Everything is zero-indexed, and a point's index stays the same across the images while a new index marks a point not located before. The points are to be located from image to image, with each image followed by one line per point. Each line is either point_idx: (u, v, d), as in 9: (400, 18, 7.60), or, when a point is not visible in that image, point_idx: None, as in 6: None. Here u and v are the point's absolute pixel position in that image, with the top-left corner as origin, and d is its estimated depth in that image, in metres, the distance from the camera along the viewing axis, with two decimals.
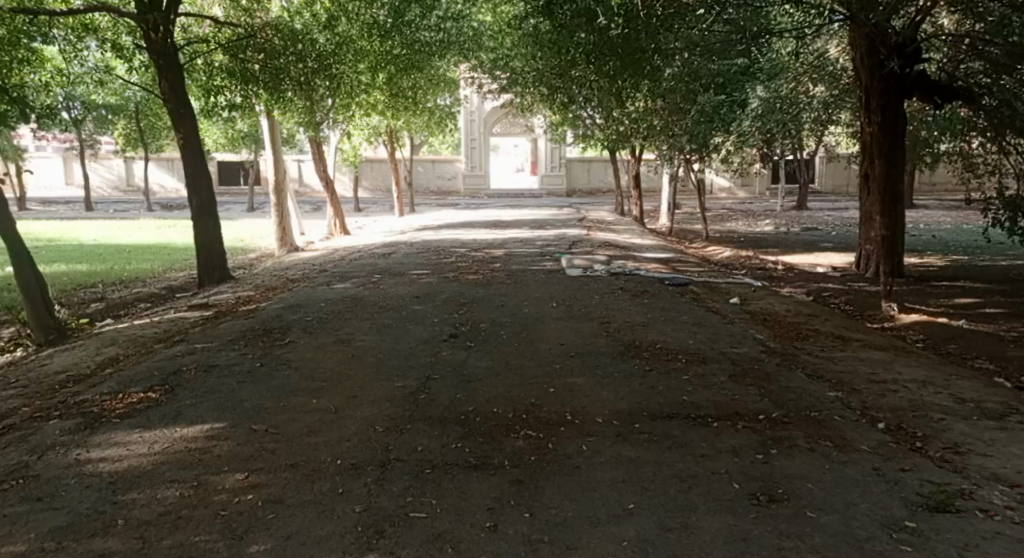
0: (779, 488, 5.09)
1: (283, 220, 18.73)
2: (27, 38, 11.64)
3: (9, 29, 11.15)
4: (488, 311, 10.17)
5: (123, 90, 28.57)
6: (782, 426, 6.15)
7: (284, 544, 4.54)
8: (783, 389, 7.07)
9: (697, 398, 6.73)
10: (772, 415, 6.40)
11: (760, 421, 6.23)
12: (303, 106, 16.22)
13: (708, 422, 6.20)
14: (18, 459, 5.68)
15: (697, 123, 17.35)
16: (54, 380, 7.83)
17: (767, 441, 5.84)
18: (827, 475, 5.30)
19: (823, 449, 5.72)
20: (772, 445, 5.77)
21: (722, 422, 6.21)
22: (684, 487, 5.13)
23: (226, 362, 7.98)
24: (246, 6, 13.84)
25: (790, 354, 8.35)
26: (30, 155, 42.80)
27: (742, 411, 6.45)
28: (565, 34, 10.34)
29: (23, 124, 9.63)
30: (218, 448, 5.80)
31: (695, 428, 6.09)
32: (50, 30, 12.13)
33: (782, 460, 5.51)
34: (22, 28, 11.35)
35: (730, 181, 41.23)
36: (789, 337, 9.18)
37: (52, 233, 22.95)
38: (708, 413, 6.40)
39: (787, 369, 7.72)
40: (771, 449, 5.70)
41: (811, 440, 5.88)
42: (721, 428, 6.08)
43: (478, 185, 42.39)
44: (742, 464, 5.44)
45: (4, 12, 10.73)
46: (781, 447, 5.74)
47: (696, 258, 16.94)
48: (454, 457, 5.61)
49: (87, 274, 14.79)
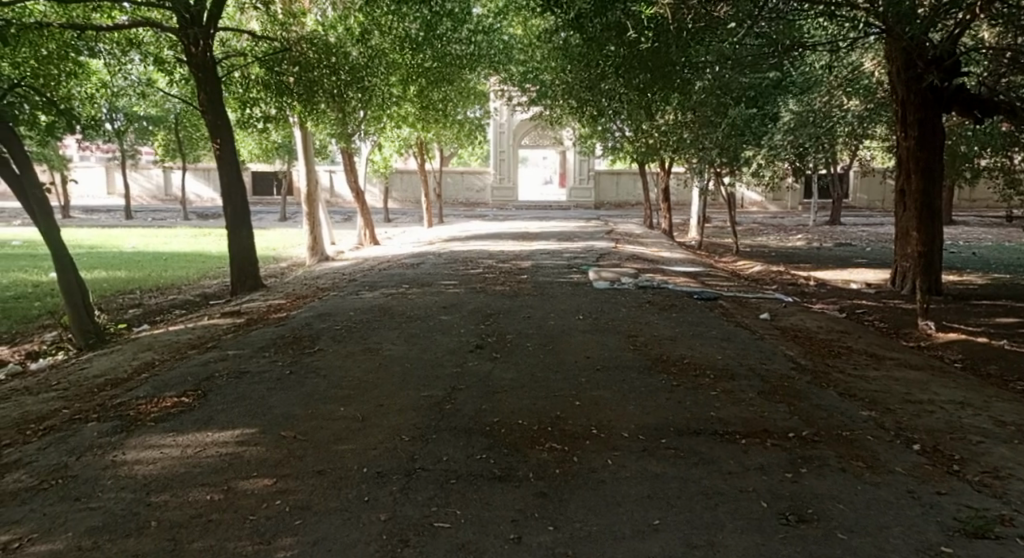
0: (810, 509, 5.07)
1: (314, 231, 18.92)
2: (75, 52, 11.92)
3: (58, 44, 11.40)
4: (514, 323, 10.23)
5: (162, 102, 29.21)
6: (813, 445, 6.13)
7: (311, 549, 4.63)
8: (813, 406, 7.04)
9: (726, 415, 6.72)
10: (803, 433, 6.38)
11: (790, 439, 6.22)
12: (335, 117, 16.36)
13: (737, 439, 6.20)
14: (58, 459, 5.83)
15: (729, 137, 17.32)
16: (92, 383, 8.02)
17: (798, 460, 5.83)
18: (859, 497, 5.26)
19: (856, 470, 5.68)
20: (802, 465, 5.75)
21: (750, 439, 6.20)
22: (712, 504, 5.14)
23: (257, 369, 8.13)
24: (282, 19, 13.79)
25: (821, 371, 8.28)
26: (74, 166, 43.91)
27: (771, 429, 6.43)
28: (595, 48, 10.52)
29: (69, 134, 9.89)
30: (248, 453, 5.92)
31: (724, 444, 6.09)
32: (95, 45, 12.41)
33: (812, 480, 5.48)
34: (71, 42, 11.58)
35: (762, 194, 41.17)
36: (821, 354, 9.12)
37: (95, 240, 23.62)
38: (736, 430, 6.40)
39: (819, 387, 7.67)
40: (801, 468, 5.68)
41: (842, 459, 5.86)
42: (750, 445, 6.07)
43: (507, 197, 42.70)
44: (771, 483, 5.43)
45: (52, 28, 11.00)
46: (811, 467, 5.71)
47: (726, 273, 16.87)
48: (478, 468, 5.67)
49: (127, 281, 15.10)
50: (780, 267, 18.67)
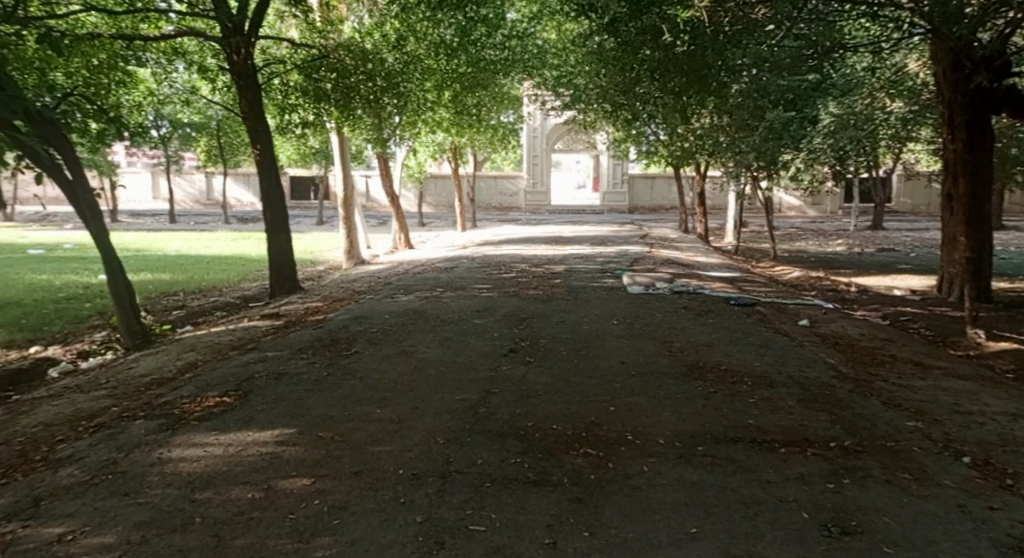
0: (854, 521, 5.00)
1: (350, 234, 19.14)
2: (124, 61, 12.23)
3: (108, 54, 11.72)
4: (549, 328, 10.25)
5: (204, 109, 29.81)
6: (856, 455, 6.06)
7: (349, 549, 4.70)
8: (856, 416, 6.96)
9: (765, 423, 6.67)
10: (845, 443, 6.31)
11: (831, 449, 6.16)
12: (370, 123, 16.40)
13: (776, 448, 6.15)
14: (107, 455, 5.99)
15: (766, 141, 17.30)
16: (138, 382, 8.22)
17: (839, 471, 5.76)
18: (905, 510, 5.18)
19: (902, 482, 5.59)
20: (844, 476, 5.68)
21: (790, 448, 6.15)
22: (751, 514, 5.11)
23: (296, 370, 8.26)
24: (321, 27, 14.37)
25: (865, 380, 8.18)
26: (120, 172, 44.93)
27: (812, 438, 6.37)
28: (630, 52, 10.41)
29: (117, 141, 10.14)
30: (287, 453, 6.02)
31: (763, 453, 6.06)
32: (143, 54, 12.73)
33: (855, 492, 5.42)
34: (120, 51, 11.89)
35: (802, 198, 40.74)
36: (864, 362, 9.00)
37: (140, 243, 24.15)
38: (775, 438, 6.35)
39: (862, 396, 7.58)
40: (844, 479, 5.61)
41: (887, 471, 5.77)
42: (790, 454, 6.03)
43: (541, 202, 42.76)
44: (813, 494, 5.37)
45: (103, 38, 11.32)
46: (854, 478, 5.65)
47: (764, 278, 16.73)
48: (513, 472, 5.71)
49: (171, 283, 15.42)
50: (819, 273, 18.46)
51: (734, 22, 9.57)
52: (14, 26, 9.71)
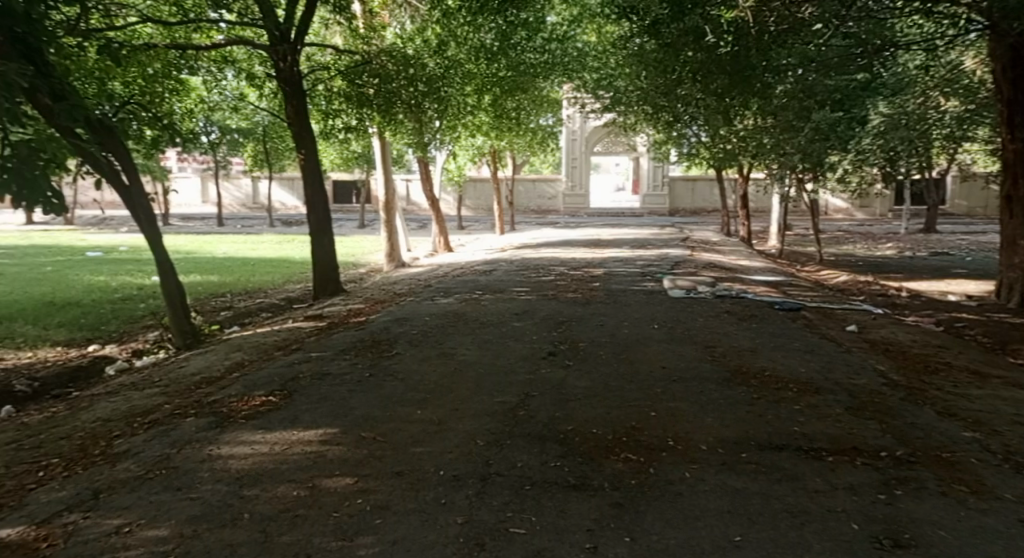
0: (906, 532, 4.91)
1: (391, 237, 19.36)
2: (178, 70, 12.55)
3: (163, 64, 12.07)
4: (588, 331, 10.26)
5: (251, 115, 30.45)
6: (908, 466, 5.95)
7: (392, 548, 4.77)
8: (908, 425, 6.83)
9: (811, 431, 6.60)
10: (896, 453, 6.20)
11: (881, 459, 6.06)
12: (412, 127, 16.57)
13: (823, 457, 6.08)
14: (160, 451, 6.16)
15: (812, 142, 16.75)
16: (189, 381, 8.43)
17: (890, 481, 5.66)
18: (961, 523, 5.05)
19: (957, 494, 5.46)
20: (896, 486, 5.58)
21: (838, 457, 6.07)
22: (797, 523, 5.05)
23: (338, 371, 8.39)
24: (364, 34, 14.71)
25: (917, 388, 8.03)
26: (171, 177, 46.05)
27: (860, 448, 6.28)
28: (672, 54, 10.32)
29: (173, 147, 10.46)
30: (331, 452, 6.13)
31: (809, 461, 5.99)
32: (195, 63, 13.08)
33: (907, 503, 5.31)
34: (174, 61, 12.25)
35: (850, 200, 40.18)
36: (916, 370, 8.84)
37: (188, 246, 24.72)
38: (821, 446, 6.28)
39: (914, 405, 7.44)
40: (895, 490, 5.51)
41: (942, 483, 5.65)
42: (837, 464, 5.95)
43: (579, 205, 42.74)
44: (862, 504, 5.29)
45: (158, 49, 11.72)
46: (907, 489, 5.54)
47: (810, 283, 16.50)
48: (553, 476, 5.73)
49: (219, 284, 15.78)
50: (868, 277, 18.15)
51: (781, 23, 9.41)
52: (76, 39, 10.02)
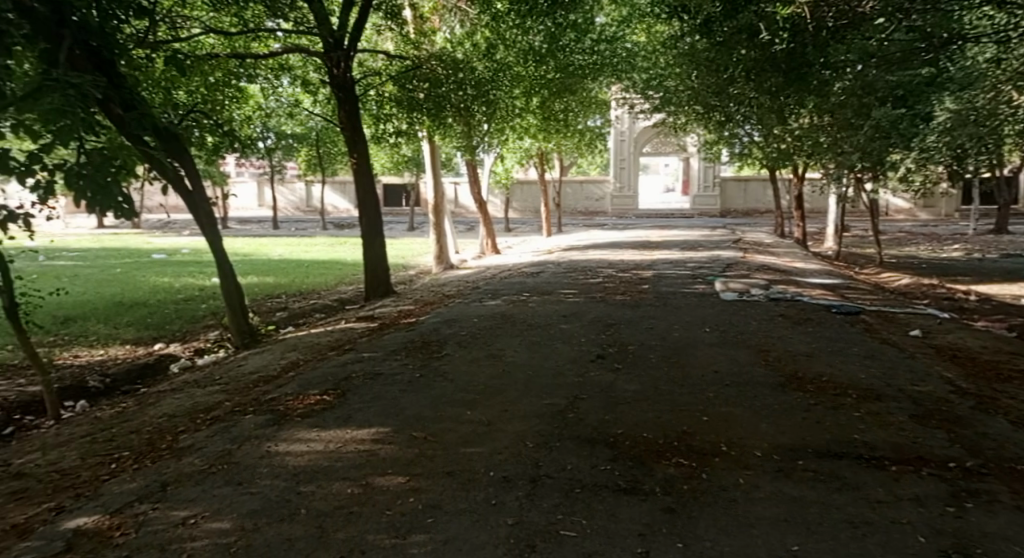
0: (977, 547, 4.75)
1: (440, 240, 19.53)
2: (237, 79, 12.87)
3: (223, 72, 12.41)
4: (638, 334, 10.20)
5: (305, 121, 31.07)
6: (977, 477, 5.77)
7: (444, 547, 4.81)
8: (977, 435, 6.62)
9: (872, 439, 6.46)
10: (965, 464, 6.01)
11: (948, 470, 5.89)
12: (461, 132, 16.64)
13: (885, 466, 5.94)
14: (222, 446, 6.33)
15: (872, 141, 16.99)
16: (247, 379, 8.64)
17: (960, 493, 5.49)
18: None
19: None
20: (965, 498, 5.41)
21: (902, 467, 5.92)
22: (859, 534, 4.94)
23: (389, 371, 8.50)
24: (414, 39, 14.88)
25: (985, 396, 7.78)
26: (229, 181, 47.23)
27: (925, 457, 6.12)
28: (724, 53, 10.21)
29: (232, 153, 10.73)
30: (383, 451, 6.22)
31: (869, 471, 5.86)
32: (254, 72, 13.42)
33: (978, 516, 5.14)
34: (234, 69, 12.59)
35: (913, 200, 39.26)
36: (985, 377, 8.56)
37: (244, 248, 25.31)
38: (883, 455, 6.14)
39: (983, 413, 7.20)
40: (965, 502, 5.34)
41: (1016, 496, 5.45)
42: (901, 474, 5.80)
43: (626, 207, 42.31)
44: (929, 516, 5.14)
45: (218, 59, 12.07)
46: (976, 501, 5.36)
47: (871, 285, 16.15)
48: (604, 479, 5.72)
49: (274, 285, 16.12)
50: (932, 280, 17.68)
51: (840, 17, 9.44)
52: (145, 50, 10.37)
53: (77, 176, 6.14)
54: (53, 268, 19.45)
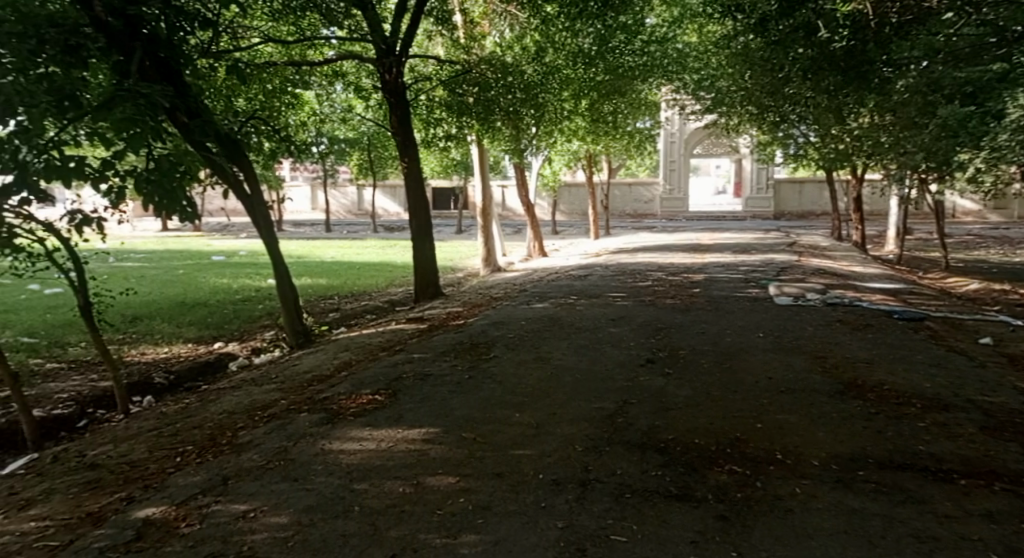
0: None
1: (488, 243, 19.62)
2: (293, 86, 13.13)
3: (280, 79, 12.69)
4: (688, 338, 10.09)
5: (358, 126, 31.53)
6: None
7: (494, 549, 4.82)
8: None
9: (938, 452, 6.27)
10: None
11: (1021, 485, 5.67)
12: (509, 134, 16.68)
13: (953, 480, 5.75)
14: (278, 443, 6.45)
15: (937, 139, 15.83)
16: (301, 378, 8.79)
17: None
18: None
19: None
20: None
21: (971, 481, 5.73)
22: (924, 549, 4.80)
23: (439, 372, 8.56)
24: (464, 43, 15.04)
25: None
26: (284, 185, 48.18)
27: (996, 471, 5.91)
28: (780, 52, 9.99)
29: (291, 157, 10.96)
30: (433, 451, 6.26)
31: (935, 484, 5.69)
32: (309, 79, 13.67)
33: None
34: (290, 77, 12.86)
35: (981, 201, 38.18)
36: None
37: (298, 251, 25.79)
38: (950, 468, 5.95)
39: None
40: None
41: None
42: (970, 488, 5.61)
43: (677, 208, 42.11)
44: (1001, 533, 4.96)
45: (275, 65, 12.31)
46: None
47: (936, 291, 15.71)
48: (655, 485, 5.67)
49: (326, 287, 16.38)
50: (1002, 285, 17.13)
51: (904, 13, 9.44)
52: (207, 59, 10.65)
53: (146, 181, 6.31)
54: (118, 269, 20.09)
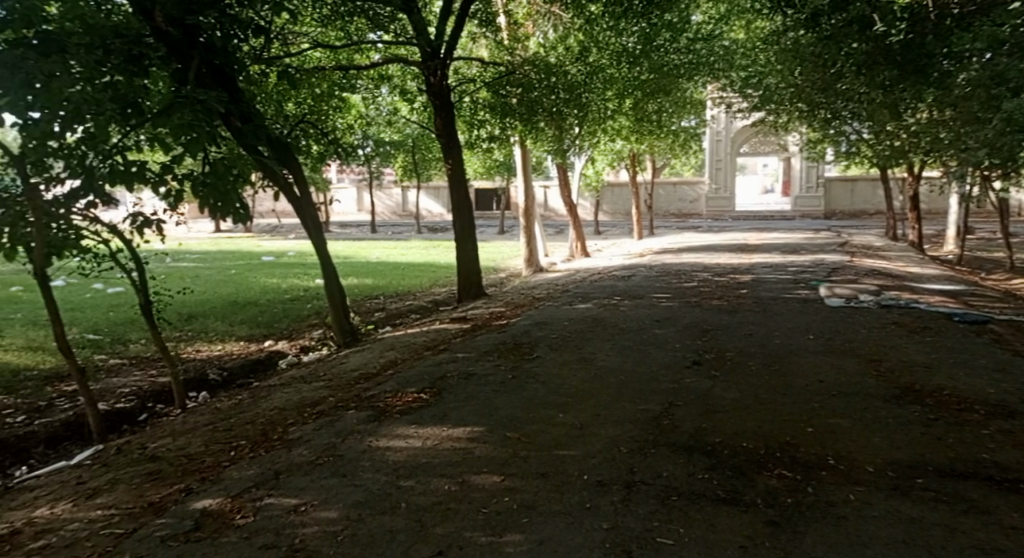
0: None
1: (531, 243, 19.65)
2: (340, 89, 13.30)
3: (327, 84, 12.86)
4: (735, 340, 9.96)
5: (403, 128, 31.79)
6: None
7: (539, 548, 4.82)
8: None
9: (1002, 460, 6.07)
10: None
11: None
12: (552, 135, 16.62)
13: (1018, 489, 5.57)
14: (327, 439, 6.54)
15: (999, 136, 14.62)
16: (348, 376, 8.90)
17: None
18: None
19: None
20: None
21: None
22: None
23: (483, 372, 8.59)
24: (509, 44, 15.10)
25: None
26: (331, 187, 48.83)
27: None
28: (833, 48, 9.78)
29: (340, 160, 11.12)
30: (478, 450, 6.28)
31: (998, 493, 5.51)
32: (355, 81, 13.84)
33: None
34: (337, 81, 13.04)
35: None
36: None
37: (344, 251, 26.13)
38: (1014, 477, 5.76)
39: None
40: None
41: None
42: None
43: (723, 208, 41.59)
44: None
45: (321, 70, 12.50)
46: None
47: (997, 292, 15.24)
48: (703, 488, 5.61)
49: (371, 287, 16.55)
50: None
51: (967, 4, 9.23)
52: (258, 65, 10.85)
53: (202, 183, 6.64)
54: (173, 269, 20.56)
